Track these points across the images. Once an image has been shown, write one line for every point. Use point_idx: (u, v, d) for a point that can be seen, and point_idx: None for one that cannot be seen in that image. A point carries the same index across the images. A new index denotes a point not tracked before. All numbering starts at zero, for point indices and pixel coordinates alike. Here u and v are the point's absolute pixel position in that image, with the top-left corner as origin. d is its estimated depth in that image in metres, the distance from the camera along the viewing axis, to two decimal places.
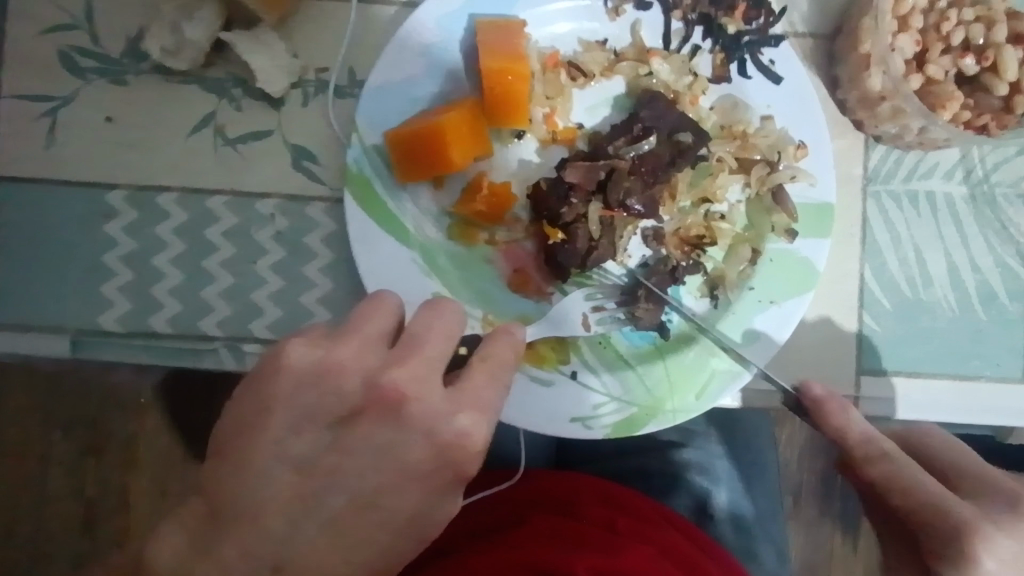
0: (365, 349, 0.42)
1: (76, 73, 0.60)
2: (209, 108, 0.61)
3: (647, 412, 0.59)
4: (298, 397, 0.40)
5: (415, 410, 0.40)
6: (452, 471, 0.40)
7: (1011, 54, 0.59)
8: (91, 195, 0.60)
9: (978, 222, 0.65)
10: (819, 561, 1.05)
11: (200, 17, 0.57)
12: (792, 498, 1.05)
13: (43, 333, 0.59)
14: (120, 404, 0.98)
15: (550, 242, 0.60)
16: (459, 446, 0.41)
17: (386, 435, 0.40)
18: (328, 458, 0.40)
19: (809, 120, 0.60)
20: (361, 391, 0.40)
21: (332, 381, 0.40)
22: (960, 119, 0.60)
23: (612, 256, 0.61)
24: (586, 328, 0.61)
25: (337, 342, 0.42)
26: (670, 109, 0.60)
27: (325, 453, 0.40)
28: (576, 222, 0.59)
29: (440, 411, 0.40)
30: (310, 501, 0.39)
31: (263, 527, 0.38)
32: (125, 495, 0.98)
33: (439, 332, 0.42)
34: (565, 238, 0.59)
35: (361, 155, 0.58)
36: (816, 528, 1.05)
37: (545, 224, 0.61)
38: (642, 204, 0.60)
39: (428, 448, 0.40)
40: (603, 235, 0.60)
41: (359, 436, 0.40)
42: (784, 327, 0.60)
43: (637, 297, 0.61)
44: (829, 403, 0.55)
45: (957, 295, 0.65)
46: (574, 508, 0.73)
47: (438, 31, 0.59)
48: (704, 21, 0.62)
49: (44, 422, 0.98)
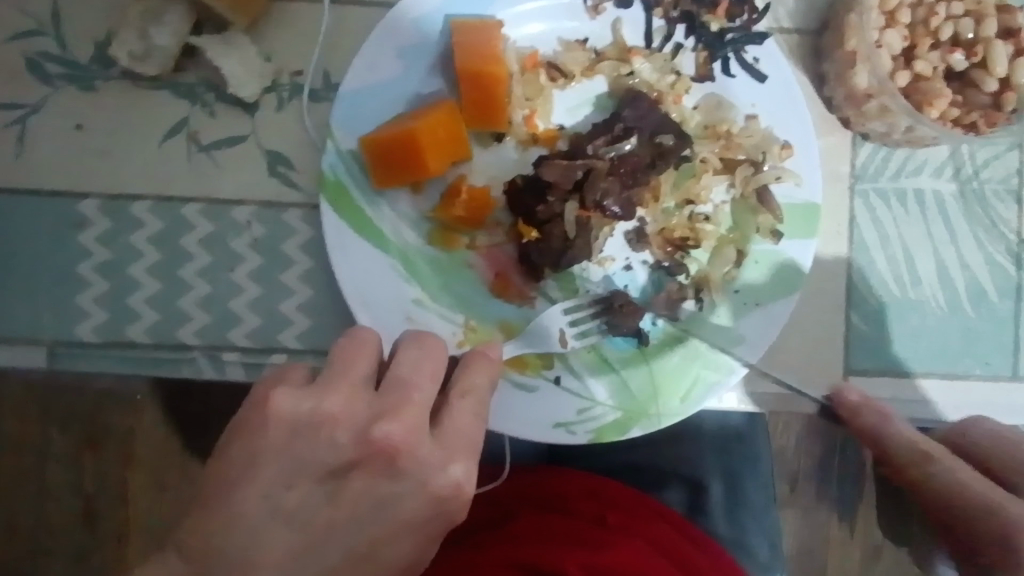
0: (353, 396, 0.42)
1: (44, 80, 0.59)
2: (181, 114, 0.59)
3: (632, 416, 0.59)
4: (293, 450, 0.41)
5: (409, 464, 0.41)
6: (442, 518, 0.43)
7: (1000, 50, 0.57)
8: (64, 205, 0.59)
9: (967, 219, 0.64)
10: (814, 547, 1.06)
11: (168, 22, 0.56)
12: (789, 485, 1.04)
13: (19, 345, 0.58)
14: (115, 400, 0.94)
15: (524, 240, 0.59)
16: (446, 495, 0.42)
17: (379, 489, 0.41)
18: (325, 510, 0.41)
19: (795, 118, 0.59)
20: (353, 444, 0.41)
21: (323, 432, 0.41)
22: (948, 117, 0.59)
23: (586, 258, 0.59)
24: (563, 345, 0.59)
25: (325, 391, 0.42)
26: (654, 109, 0.59)
27: (316, 508, 0.41)
28: (551, 221, 0.58)
29: (431, 466, 0.42)
30: (307, 554, 0.41)
31: None
32: (125, 490, 0.96)
33: (425, 373, 0.43)
34: (539, 237, 0.58)
35: (337, 160, 0.57)
36: (812, 516, 1.05)
37: (520, 223, 0.59)
38: (619, 207, 0.59)
39: (420, 500, 0.42)
40: (579, 235, 0.59)
41: (352, 491, 0.41)
42: (770, 330, 0.59)
43: (615, 308, 0.59)
44: (864, 409, 0.60)
45: (947, 293, 0.64)
46: (562, 505, 0.73)
47: (414, 32, 0.57)
48: (687, 18, 0.60)
49: (40, 417, 0.94)
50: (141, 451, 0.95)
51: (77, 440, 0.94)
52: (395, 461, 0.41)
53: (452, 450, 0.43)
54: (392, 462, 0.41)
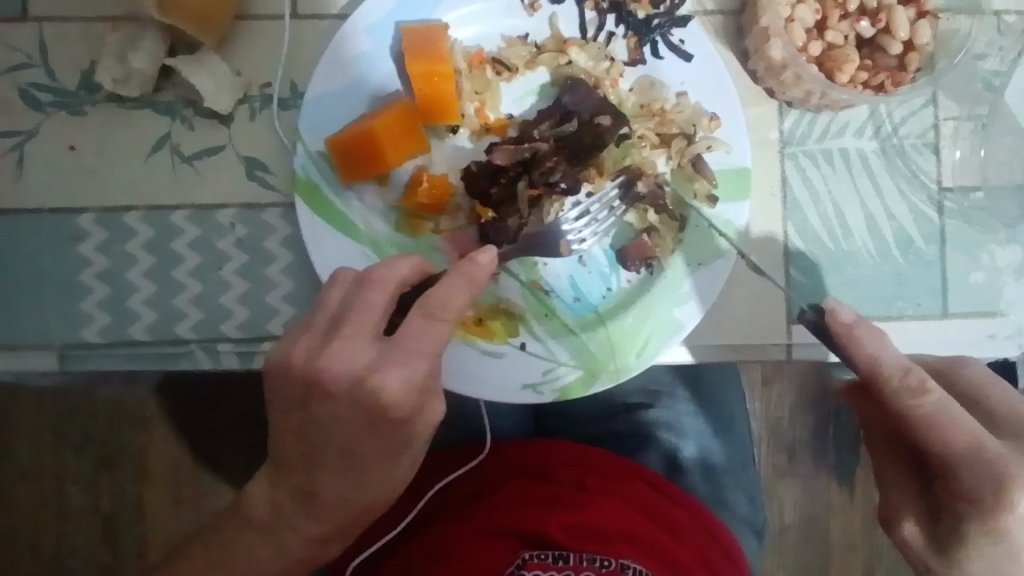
0: (310, 340, 0.54)
1: (37, 108, 0.64)
2: (164, 130, 0.65)
3: (593, 374, 0.65)
4: (276, 392, 0.55)
5: (344, 382, 0.52)
6: (394, 415, 0.53)
7: (901, 15, 0.63)
8: (64, 220, 0.65)
9: (890, 173, 0.70)
10: (818, 508, 1.16)
11: (145, 46, 0.62)
12: (787, 454, 1.15)
13: (32, 352, 0.64)
14: (129, 419, 1.07)
15: (482, 221, 0.66)
16: (382, 400, 0.52)
17: (336, 405, 0.53)
18: (311, 427, 0.55)
19: (720, 92, 0.65)
20: (312, 376, 0.53)
21: (288, 372, 0.54)
22: (858, 80, 0.64)
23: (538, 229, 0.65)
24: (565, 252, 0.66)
25: (286, 341, 0.55)
26: (591, 93, 0.64)
27: (306, 423, 0.55)
28: (505, 202, 0.65)
29: (372, 373, 0.52)
30: (315, 453, 0.56)
31: (293, 472, 0.57)
32: (141, 504, 1.08)
33: (363, 305, 0.53)
34: (495, 216, 0.65)
35: (307, 161, 0.63)
36: (812, 480, 1.16)
37: (477, 205, 0.66)
38: (565, 182, 0.66)
39: (368, 404, 0.52)
40: (533, 212, 0.66)
41: (323, 407, 0.54)
42: (713, 287, 0.65)
43: (630, 193, 0.67)
44: (860, 327, 0.55)
45: (876, 242, 0.70)
46: (547, 472, 0.76)
47: (367, 40, 0.63)
48: (615, 9, 0.66)
49: (56, 441, 1.08)
50: (153, 467, 1.08)
51: (93, 460, 1.08)
52: (331, 381, 0.52)
53: (389, 358, 0.52)
54: (331, 386, 0.53)
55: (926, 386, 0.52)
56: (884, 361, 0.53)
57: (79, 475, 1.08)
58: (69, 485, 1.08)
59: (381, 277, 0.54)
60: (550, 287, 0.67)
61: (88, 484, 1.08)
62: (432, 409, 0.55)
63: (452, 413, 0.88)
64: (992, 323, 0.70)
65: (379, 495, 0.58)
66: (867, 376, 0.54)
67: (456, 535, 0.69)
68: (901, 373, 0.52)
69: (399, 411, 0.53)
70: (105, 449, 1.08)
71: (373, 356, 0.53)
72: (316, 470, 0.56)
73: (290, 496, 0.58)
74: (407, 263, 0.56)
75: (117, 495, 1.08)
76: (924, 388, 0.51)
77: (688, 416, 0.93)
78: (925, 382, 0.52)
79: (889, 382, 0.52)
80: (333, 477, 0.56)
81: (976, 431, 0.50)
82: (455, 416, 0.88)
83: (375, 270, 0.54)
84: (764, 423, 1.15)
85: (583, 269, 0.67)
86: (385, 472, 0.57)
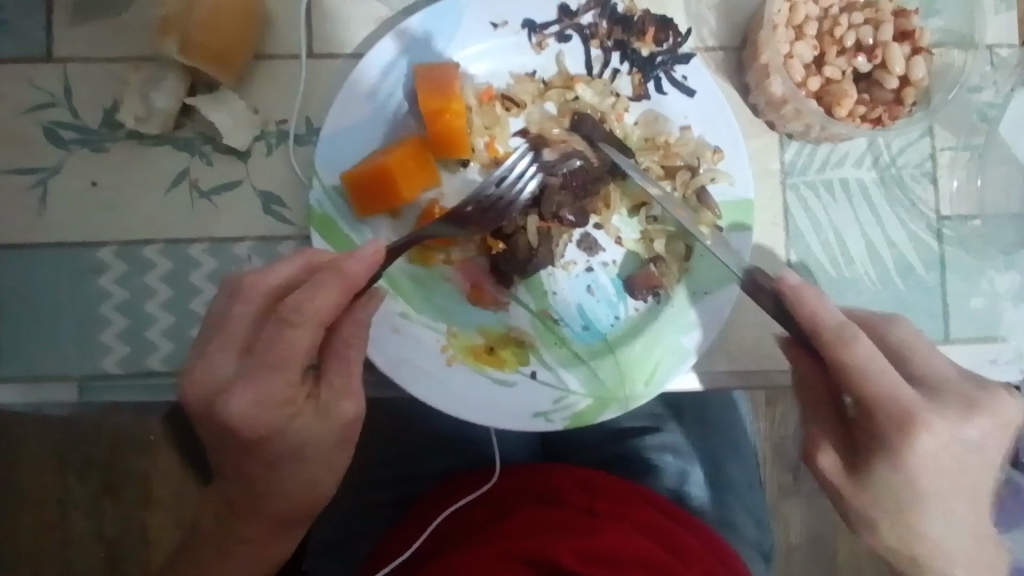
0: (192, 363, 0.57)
1: (60, 145, 0.66)
2: (182, 165, 0.67)
3: (604, 402, 0.66)
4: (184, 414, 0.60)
5: (215, 405, 0.55)
6: (275, 426, 0.56)
7: (896, 51, 0.66)
8: (83, 254, 0.66)
9: (889, 202, 0.72)
10: (822, 526, 1.16)
11: (167, 86, 0.64)
12: (792, 475, 1.16)
13: (51, 383, 0.65)
14: (133, 446, 1.08)
15: (493, 252, 0.67)
16: (252, 419, 0.55)
17: (218, 428, 0.56)
18: (221, 446, 0.59)
19: (723, 127, 0.67)
20: (197, 400, 0.56)
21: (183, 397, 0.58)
22: (856, 115, 0.66)
23: (550, 261, 0.67)
24: (567, 271, 0.69)
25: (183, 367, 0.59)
26: (598, 128, 0.67)
27: (215, 442, 0.59)
28: (515, 233, 0.66)
29: (234, 388, 0.54)
30: (240, 467, 0.60)
31: (231, 481, 0.62)
32: (145, 530, 1.09)
33: (235, 318, 0.56)
34: (506, 247, 0.66)
35: (322, 196, 0.64)
36: (817, 498, 1.16)
37: (488, 237, 0.66)
38: (573, 215, 0.67)
39: (245, 421, 0.55)
40: (542, 244, 0.67)
41: (215, 430, 0.57)
42: (718, 316, 0.66)
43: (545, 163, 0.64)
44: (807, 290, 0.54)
45: (877, 269, 0.71)
46: (558, 498, 0.76)
47: (381, 78, 0.65)
48: (620, 46, 0.68)
49: (60, 469, 1.08)
50: (157, 494, 1.09)
51: (96, 487, 1.08)
52: (210, 409, 0.55)
53: (251, 371, 0.55)
54: (209, 412, 0.56)
55: (858, 337, 0.52)
56: (825, 319, 0.53)
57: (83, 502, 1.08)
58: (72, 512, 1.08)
59: (247, 288, 0.56)
60: (560, 316, 0.69)
61: (92, 510, 1.09)
62: (339, 411, 0.59)
63: (460, 436, 0.88)
64: (993, 348, 0.71)
65: (310, 494, 0.62)
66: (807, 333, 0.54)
67: (464, 564, 0.68)
68: (834, 327, 0.53)
69: (263, 432, 0.56)
70: (107, 476, 1.08)
71: (237, 372, 0.55)
72: (252, 489, 0.61)
73: (226, 509, 0.64)
74: (286, 266, 0.57)
75: (122, 521, 1.09)
76: (858, 338, 0.52)
77: (691, 442, 0.94)
78: (857, 334, 0.53)
79: (823, 336, 0.53)
80: (260, 492, 0.61)
81: (893, 383, 0.53)
82: (462, 440, 0.88)
83: (244, 282, 0.56)
84: (768, 443, 1.15)
85: (592, 298, 0.69)
86: (309, 475, 0.61)
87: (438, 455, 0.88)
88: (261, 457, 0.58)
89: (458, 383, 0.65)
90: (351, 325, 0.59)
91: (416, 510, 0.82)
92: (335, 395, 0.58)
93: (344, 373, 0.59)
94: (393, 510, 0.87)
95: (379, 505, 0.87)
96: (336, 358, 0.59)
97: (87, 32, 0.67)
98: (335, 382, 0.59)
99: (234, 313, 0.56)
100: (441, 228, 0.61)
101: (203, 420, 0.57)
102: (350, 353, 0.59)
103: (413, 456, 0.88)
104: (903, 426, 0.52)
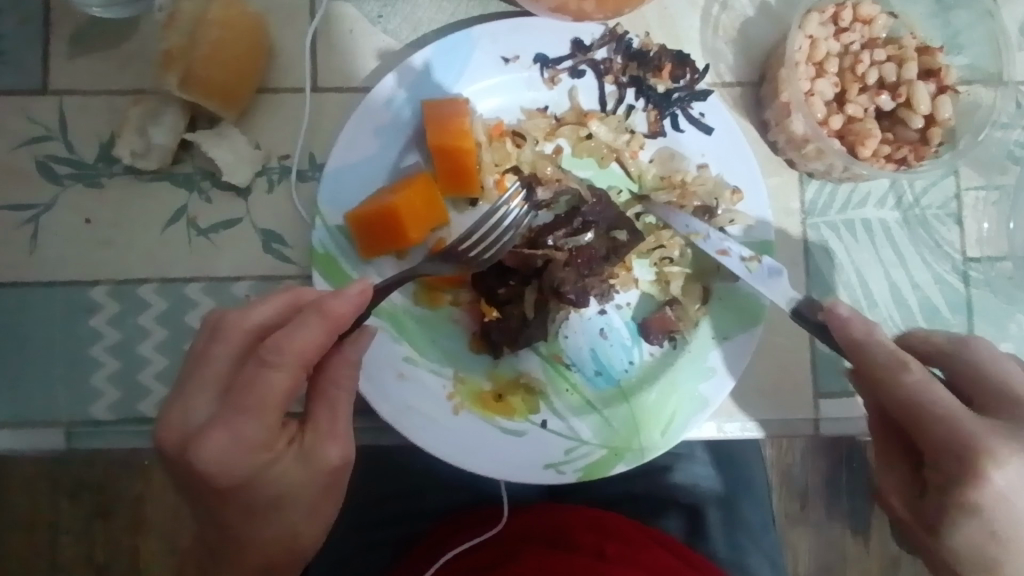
0: (168, 402, 0.52)
1: (54, 179, 0.64)
2: (180, 202, 0.64)
3: (616, 453, 0.63)
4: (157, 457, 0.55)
5: (188, 451, 0.50)
6: (255, 471, 0.51)
7: (921, 89, 0.63)
8: (76, 294, 0.64)
9: (914, 244, 0.69)
10: None
11: (166, 122, 0.62)
12: (800, 503, 0.97)
13: (39, 429, 0.63)
14: (116, 468, 0.86)
15: (486, 319, 0.63)
16: (229, 464, 0.50)
17: (189, 474, 0.51)
18: (196, 494, 0.54)
19: (741, 166, 0.65)
20: (170, 444, 0.51)
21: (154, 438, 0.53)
22: (880, 154, 0.64)
23: (543, 337, 0.64)
24: (580, 313, 0.66)
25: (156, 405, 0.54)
26: (612, 205, 0.64)
27: (188, 488, 0.53)
28: (511, 301, 0.63)
29: (209, 431, 0.50)
30: (216, 517, 0.55)
31: (208, 530, 0.56)
32: (136, 563, 0.88)
33: (214, 358, 0.52)
34: (499, 315, 0.63)
35: (326, 235, 0.62)
36: None
37: (482, 301, 0.64)
38: (574, 293, 0.63)
39: (221, 466, 0.50)
40: (537, 316, 0.64)
41: (188, 476, 0.52)
42: (738, 361, 0.64)
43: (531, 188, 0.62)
44: (855, 320, 0.51)
45: (902, 312, 0.68)
46: (567, 541, 0.70)
47: (391, 113, 0.63)
48: (635, 82, 0.66)
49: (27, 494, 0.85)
50: (150, 520, 0.87)
51: (87, 510, 0.86)
52: (185, 453, 0.51)
53: (228, 413, 0.50)
54: (184, 458, 0.51)
55: (908, 365, 0.49)
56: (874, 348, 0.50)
57: (43, 548, 0.87)
58: (33, 562, 0.87)
59: (229, 326, 0.52)
60: (571, 360, 0.66)
61: (84, 536, 0.87)
62: (325, 456, 0.54)
63: (462, 473, 0.81)
64: None
65: (293, 543, 0.57)
66: (852, 357, 0.51)
67: None
68: (883, 357, 0.50)
69: (236, 478, 0.51)
70: (99, 498, 0.86)
71: (215, 415, 0.51)
72: (230, 540, 0.56)
73: (207, 557, 0.59)
74: (271, 303, 0.53)
75: (92, 568, 0.88)
76: (908, 369, 0.49)
77: (708, 483, 0.86)
78: (906, 361, 0.49)
79: (872, 363, 0.50)
80: (237, 544, 0.56)
81: (953, 411, 0.47)
82: (465, 476, 0.81)
83: (226, 320, 0.53)
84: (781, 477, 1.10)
85: (605, 341, 0.66)
86: (292, 522, 0.56)
87: (436, 493, 0.81)
88: (238, 505, 0.53)
89: (463, 433, 0.62)
90: (339, 366, 0.54)
91: (421, 555, 0.75)
92: (319, 438, 0.54)
93: (331, 417, 0.55)
94: (394, 550, 0.80)
95: (375, 547, 0.80)
96: (323, 400, 0.55)
97: (86, 65, 0.64)
98: (321, 424, 0.54)
99: (214, 355, 0.52)
100: (435, 266, 0.59)
101: (176, 466, 0.52)
102: (338, 396, 0.55)
103: (411, 495, 0.81)
104: (971, 466, 0.46)
